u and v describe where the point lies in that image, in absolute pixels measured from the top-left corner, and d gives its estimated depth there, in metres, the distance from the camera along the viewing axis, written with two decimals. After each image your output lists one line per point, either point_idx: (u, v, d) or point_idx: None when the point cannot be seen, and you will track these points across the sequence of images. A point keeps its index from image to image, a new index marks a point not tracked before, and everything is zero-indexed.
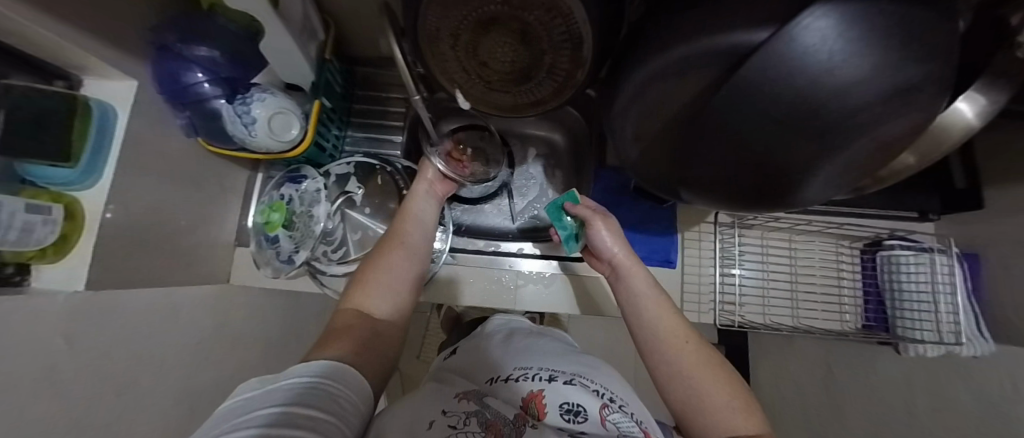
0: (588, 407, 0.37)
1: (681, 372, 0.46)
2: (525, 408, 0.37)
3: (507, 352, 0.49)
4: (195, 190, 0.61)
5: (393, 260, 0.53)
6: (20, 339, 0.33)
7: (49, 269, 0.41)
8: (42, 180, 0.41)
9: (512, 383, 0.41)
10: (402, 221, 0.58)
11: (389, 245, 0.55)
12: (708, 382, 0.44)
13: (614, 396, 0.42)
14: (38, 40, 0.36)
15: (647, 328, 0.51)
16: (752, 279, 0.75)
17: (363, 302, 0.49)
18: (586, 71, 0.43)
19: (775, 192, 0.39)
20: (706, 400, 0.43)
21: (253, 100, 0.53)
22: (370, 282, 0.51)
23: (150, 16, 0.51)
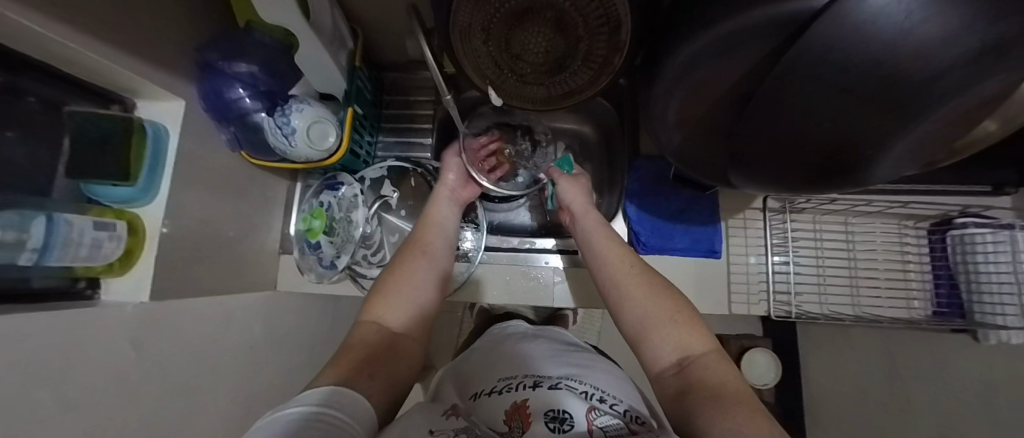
0: (575, 413, 0.33)
1: (634, 299, 0.49)
2: (510, 421, 0.34)
3: (512, 357, 0.47)
4: (240, 202, 0.63)
5: (415, 269, 0.54)
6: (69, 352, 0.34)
7: (117, 281, 0.45)
8: (107, 199, 0.44)
9: (497, 395, 0.39)
10: (425, 225, 0.61)
11: (412, 249, 0.57)
12: (657, 305, 0.47)
13: (604, 396, 0.38)
14: (84, 63, 0.37)
15: (606, 267, 0.54)
16: (806, 268, 0.64)
17: (382, 314, 0.48)
18: (624, 57, 0.40)
19: (854, 175, 0.34)
20: (653, 321, 0.46)
21: (291, 111, 0.54)
22: (387, 291, 0.51)
23: (193, 38, 0.53)
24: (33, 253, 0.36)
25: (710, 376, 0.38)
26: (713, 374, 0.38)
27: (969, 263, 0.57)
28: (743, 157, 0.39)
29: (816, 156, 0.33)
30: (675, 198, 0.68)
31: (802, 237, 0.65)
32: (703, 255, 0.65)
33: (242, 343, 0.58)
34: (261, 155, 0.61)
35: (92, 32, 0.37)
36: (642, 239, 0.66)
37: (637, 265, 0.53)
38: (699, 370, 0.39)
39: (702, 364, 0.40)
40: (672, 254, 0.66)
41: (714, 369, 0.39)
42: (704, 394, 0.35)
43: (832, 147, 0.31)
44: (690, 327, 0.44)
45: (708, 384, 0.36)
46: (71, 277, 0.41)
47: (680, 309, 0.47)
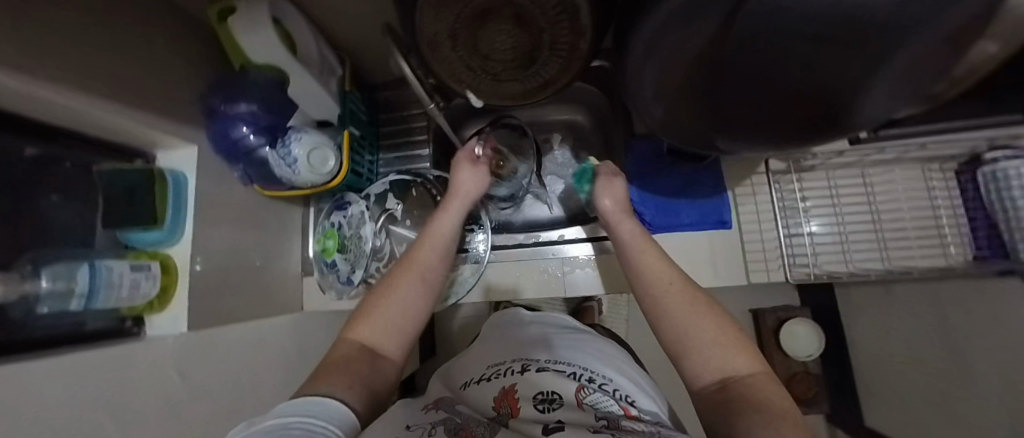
0: (564, 393, 0.36)
1: (674, 311, 0.44)
2: (499, 407, 0.36)
3: (506, 344, 0.50)
4: (259, 232, 0.68)
5: (404, 291, 0.49)
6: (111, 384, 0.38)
7: (158, 317, 0.49)
8: (140, 244, 0.49)
9: (487, 383, 0.41)
10: (424, 243, 0.54)
11: (405, 271, 0.51)
12: (705, 324, 0.42)
13: (594, 376, 0.40)
14: (101, 121, 0.42)
15: (645, 277, 0.49)
16: (825, 230, 0.61)
17: (364, 334, 0.45)
18: (589, 40, 0.40)
19: (835, 119, 0.33)
20: (699, 339, 0.41)
21: (291, 141, 0.58)
22: (376, 314, 0.47)
23: (197, 87, 0.58)
24: (81, 300, 0.40)
25: (763, 398, 0.34)
26: (763, 394, 0.34)
27: (1002, 199, 0.51)
28: (722, 120, 0.38)
29: (791, 106, 0.32)
30: (676, 174, 0.67)
31: (815, 196, 0.62)
32: (712, 227, 0.64)
33: (273, 363, 0.62)
34: (270, 186, 0.64)
35: (104, 95, 0.41)
36: (647, 220, 0.65)
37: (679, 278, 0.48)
38: (754, 393, 0.35)
39: (756, 388, 0.35)
40: (680, 231, 0.65)
41: (768, 392, 0.35)
42: (749, 409, 0.32)
43: (804, 95, 0.30)
44: (740, 348, 0.40)
45: (760, 403, 0.33)
46: (120, 315, 0.47)
47: (726, 328, 0.42)
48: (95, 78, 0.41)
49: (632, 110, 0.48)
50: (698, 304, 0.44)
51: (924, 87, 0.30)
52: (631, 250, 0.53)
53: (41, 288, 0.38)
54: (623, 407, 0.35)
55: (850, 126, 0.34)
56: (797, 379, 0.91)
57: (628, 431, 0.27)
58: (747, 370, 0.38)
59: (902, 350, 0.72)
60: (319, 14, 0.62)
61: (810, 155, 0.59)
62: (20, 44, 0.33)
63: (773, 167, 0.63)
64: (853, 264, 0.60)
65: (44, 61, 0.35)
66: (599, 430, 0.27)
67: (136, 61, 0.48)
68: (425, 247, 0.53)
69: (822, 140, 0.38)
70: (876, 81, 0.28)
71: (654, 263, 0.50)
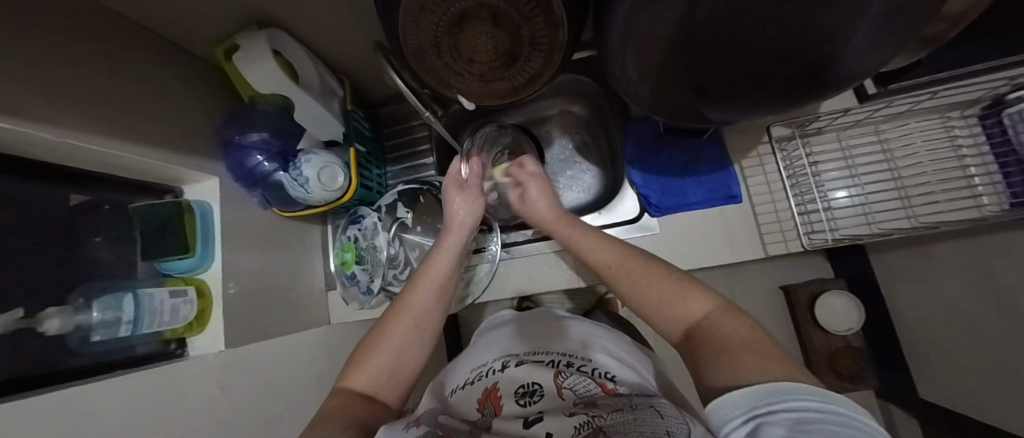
0: (543, 382, 0.42)
1: (628, 283, 0.48)
2: (483, 408, 0.40)
3: (498, 343, 0.55)
4: (283, 252, 0.72)
5: (400, 339, 0.49)
6: (152, 403, 0.41)
7: (198, 338, 0.54)
8: (176, 271, 0.53)
9: (470, 386, 0.45)
10: (418, 286, 0.55)
11: (399, 316, 0.52)
12: (645, 281, 0.47)
13: (572, 360, 0.46)
14: (121, 162, 0.46)
15: (600, 267, 0.54)
16: (839, 191, 0.59)
17: (361, 382, 0.45)
18: (566, 31, 0.41)
19: (819, 71, 0.33)
20: (651, 300, 0.45)
21: (301, 163, 0.61)
22: (371, 361, 0.47)
23: (212, 123, 0.63)
24: (128, 325, 0.45)
25: (724, 333, 0.36)
26: (723, 327, 0.37)
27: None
28: (709, 89, 0.38)
29: (770, 65, 0.32)
30: (678, 152, 0.66)
31: (826, 159, 0.61)
32: (722, 202, 0.62)
33: (308, 374, 0.66)
34: (289, 208, 0.68)
35: (121, 136, 0.46)
36: (653, 202, 0.64)
37: (622, 258, 0.51)
38: (711, 333, 0.37)
39: (712, 326, 0.37)
40: (689, 210, 0.64)
41: (720, 323, 0.37)
42: (713, 350, 0.34)
43: (782, 54, 0.30)
44: (686, 291, 0.42)
45: (718, 338, 0.35)
46: (164, 339, 0.51)
47: (666, 276, 0.45)
48: (113, 122, 0.45)
49: (621, 93, 0.49)
50: (639, 268, 0.48)
51: (915, 27, 0.28)
52: (578, 247, 0.58)
53: (93, 318, 0.43)
54: (601, 384, 0.41)
55: (841, 76, 0.33)
56: (838, 354, 0.87)
57: (599, 410, 0.34)
58: (700, 309, 0.40)
59: (948, 312, 0.68)
60: (314, 40, 0.65)
61: (812, 117, 0.57)
62: (35, 99, 0.37)
63: (778, 134, 0.61)
64: (875, 224, 0.57)
65: (60, 111, 0.39)
66: (575, 414, 0.34)
67: (152, 105, 0.52)
68: (419, 293, 0.54)
69: (819, 97, 0.37)
70: (857, 27, 0.27)
71: (595, 249, 0.55)
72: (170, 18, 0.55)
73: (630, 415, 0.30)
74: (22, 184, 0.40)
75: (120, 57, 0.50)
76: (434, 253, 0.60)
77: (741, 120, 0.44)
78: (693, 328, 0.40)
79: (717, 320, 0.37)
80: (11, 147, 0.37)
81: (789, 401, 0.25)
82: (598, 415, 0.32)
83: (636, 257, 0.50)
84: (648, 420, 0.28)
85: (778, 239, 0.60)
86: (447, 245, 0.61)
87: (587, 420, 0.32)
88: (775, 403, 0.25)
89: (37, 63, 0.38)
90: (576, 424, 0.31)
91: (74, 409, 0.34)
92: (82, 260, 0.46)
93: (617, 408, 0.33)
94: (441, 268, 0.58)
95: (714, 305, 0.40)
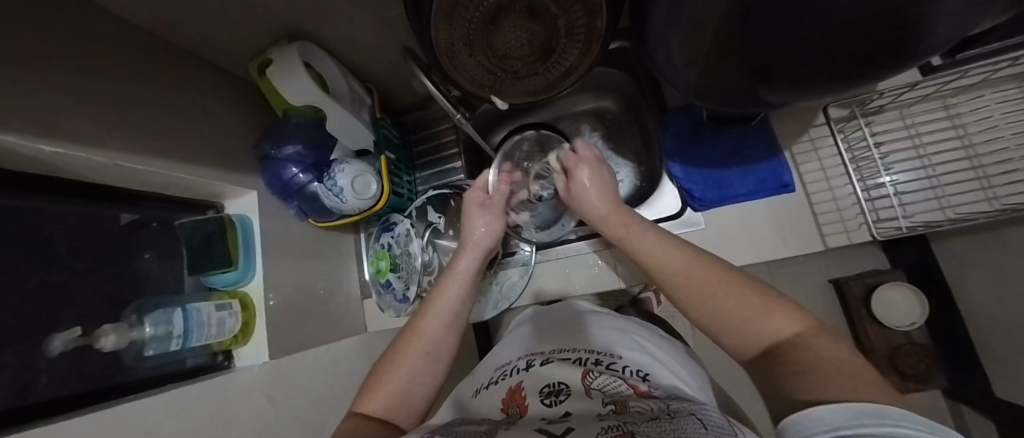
0: (570, 382, 0.39)
1: (703, 296, 0.39)
2: (508, 409, 0.38)
3: (527, 338, 0.52)
4: (318, 260, 0.73)
5: (409, 367, 0.45)
6: (208, 415, 0.42)
7: (244, 350, 0.55)
8: (221, 285, 0.55)
9: (494, 387, 0.42)
10: (428, 311, 0.50)
11: (409, 344, 0.47)
12: (712, 295, 0.38)
13: (600, 357, 0.43)
14: (172, 180, 0.48)
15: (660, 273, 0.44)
16: (904, 175, 0.55)
17: (371, 402, 0.41)
18: (604, 17, 0.40)
19: (894, 46, 0.29)
20: (725, 318, 0.36)
21: (335, 173, 0.62)
22: (381, 383, 0.43)
23: (249, 138, 0.64)
24: (179, 339, 0.46)
25: (811, 358, 0.28)
26: (814, 351, 0.29)
27: None
28: (764, 69, 0.36)
29: (835, 42, 0.29)
30: (720, 142, 0.63)
31: (890, 139, 0.56)
32: (772, 192, 0.58)
33: (347, 383, 0.66)
34: (323, 218, 0.69)
35: (169, 156, 0.48)
36: (697, 195, 0.61)
37: (688, 270, 0.42)
38: (797, 350, 0.30)
39: (793, 354, 0.30)
40: (736, 202, 0.60)
41: (814, 347, 0.30)
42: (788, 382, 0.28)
43: (848, 28, 0.28)
44: (768, 307, 0.34)
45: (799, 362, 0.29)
46: (213, 351, 0.52)
47: (735, 293, 0.37)
48: (160, 142, 0.47)
49: (663, 78, 0.47)
50: (692, 260, 0.42)
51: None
52: (643, 253, 0.47)
53: (146, 333, 0.44)
54: (632, 383, 0.37)
55: (921, 50, 0.30)
56: (902, 352, 0.79)
57: (631, 417, 0.30)
58: (774, 329, 0.33)
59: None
60: (342, 51, 0.66)
61: (873, 95, 0.53)
62: (83, 123, 0.39)
63: (834, 116, 0.57)
64: (947, 208, 0.52)
65: (108, 134, 0.41)
66: (605, 419, 0.30)
67: (196, 123, 0.55)
68: (429, 319, 0.49)
69: (886, 73, 0.34)
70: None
71: (657, 260, 0.45)
72: (206, 38, 0.57)
73: (667, 423, 0.26)
74: (76, 205, 0.43)
75: (161, 78, 0.52)
76: (448, 274, 0.55)
77: (795, 103, 0.41)
78: (771, 348, 0.33)
79: (811, 344, 0.30)
80: (64, 169, 0.39)
81: (891, 423, 0.18)
82: (631, 421, 0.28)
83: (707, 269, 0.40)
84: (686, 428, 0.24)
85: (839, 228, 0.55)
86: (461, 263, 0.57)
87: (617, 424, 0.28)
88: (872, 422, 0.19)
89: (85, 88, 0.40)
90: (605, 430, 0.27)
91: (135, 422, 0.35)
92: (135, 278, 0.48)
93: (651, 415, 0.29)
94: (455, 291, 0.53)
95: (789, 327, 0.32)
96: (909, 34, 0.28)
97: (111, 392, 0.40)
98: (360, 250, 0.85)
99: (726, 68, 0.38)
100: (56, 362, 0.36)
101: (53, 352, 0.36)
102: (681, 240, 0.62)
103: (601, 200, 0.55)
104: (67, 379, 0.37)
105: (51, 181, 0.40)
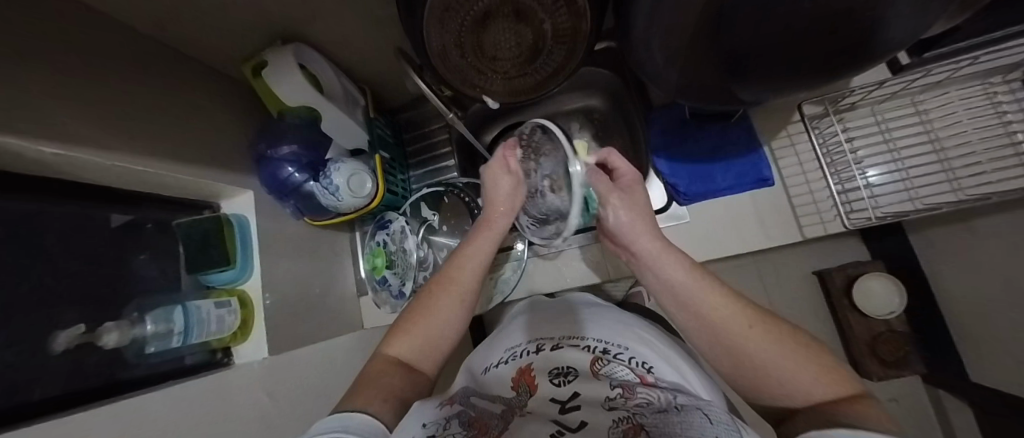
0: (579, 366, 0.41)
1: (751, 348, 0.36)
2: (517, 387, 0.40)
3: (531, 322, 0.55)
4: (314, 259, 0.73)
5: (444, 311, 0.48)
6: (220, 409, 0.45)
7: (243, 347, 0.56)
8: (219, 283, 0.56)
9: (504, 365, 0.45)
10: (463, 262, 0.51)
11: (443, 290, 0.49)
12: (753, 349, 0.36)
13: (608, 347, 0.44)
14: (171, 181, 0.49)
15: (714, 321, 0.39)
16: (878, 167, 0.57)
17: (401, 349, 0.45)
18: (588, 20, 0.42)
19: (852, 47, 0.32)
20: (769, 367, 0.35)
21: (331, 172, 0.63)
22: (413, 327, 0.47)
23: (243, 139, 0.65)
24: (179, 336, 0.47)
25: (851, 414, 0.28)
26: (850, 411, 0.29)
27: None
28: (738, 68, 0.38)
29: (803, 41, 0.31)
30: (704, 138, 0.65)
31: (862, 134, 0.59)
32: (754, 186, 0.61)
33: (345, 379, 0.67)
34: (319, 217, 0.70)
35: (167, 157, 0.49)
36: (682, 190, 0.63)
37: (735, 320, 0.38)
38: (845, 407, 0.30)
39: (837, 410, 0.30)
40: (719, 196, 0.63)
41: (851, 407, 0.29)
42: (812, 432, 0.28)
43: (808, 31, 0.30)
44: (825, 374, 0.33)
45: (839, 416, 0.28)
46: (211, 349, 0.54)
47: (781, 346, 0.35)
48: (155, 143, 0.48)
49: (647, 77, 0.49)
50: (723, 300, 0.40)
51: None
52: (678, 289, 0.42)
53: (147, 330, 0.46)
54: (639, 374, 0.39)
55: (876, 51, 0.32)
56: (881, 340, 0.83)
57: (639, 405, 0.31)
58: (820, 393, 0.33)
59: (998, 289, 0.64)
60: (335, 51, 0.67)
61: (845, 93, 0.56)
62: (80, 124, 0.39)
63: (808, 113, 0.60)
64: (918, 198, 0.55)
65: (105, 135, 0.42)
66: (615, 406, 0.32)
67: (191, 124, 0.55)
68: (462, 269, 0.51)
69: (852, 70, 0.36)
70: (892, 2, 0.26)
71: (719, 305, 0.40)
72: (199, 39, 0.57)
73: (675, 415, 0.28)
74: (71, 206, 0.43)
75: (154, 79, 0.52)
76: (480, 228, 0.54)
77: (771, 100, 0.43)
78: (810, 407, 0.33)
79: (856, 405, 0.30)
80: (65, 170, 0.40)
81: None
82: (638, 411, 0.30)
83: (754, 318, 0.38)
84: (693, 422, 0.27)
85: (816, 217, 0.58)
86: (493, 216, 0.55)
87: (627, 413, 0.30)
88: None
89: (81, 90, 0.41)
90: (614, 417, 0.29)
91: (157, 417, 0.38)
92: (132, 277, 0.49)
93: (658, 406, 0.31)
94: (485, 243, 0.53)
95: (840, 394, 0.32)
96: (862, 36, 0.30)
97: (113, 389, 0.41)
98: (355, 248, 0.86)
99: (705, 66, 0.40)
100: (59, 359, 0.37)
101: (58, 348, 0.37)
102: (669, 233, 0.64)
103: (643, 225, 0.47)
104: (69, 376, 0.37)
105: (52, 183, 0.41)
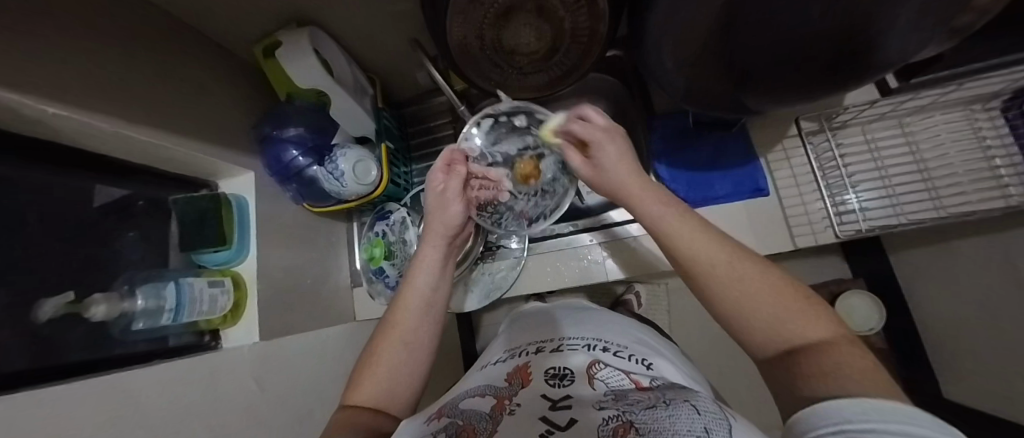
0: (575, 368, 0.39)
1: (717, 289, 0.35)
2: (511, 379, 0.39)
3: (532, 327, 0.55)
4: (309, 246, 0.72)
5: (393, 361, 0.43)
6: (202, 401, 0.42)
7: (233, 332, 0.55)
8: (213, 264, 0.54)
9: (506, 362, 0.44)
10: (399, 307, 0.47)
11: (386, 337, 0.45)
12: (738, 288, 0.34)
13: (607, 345, 0.44)
14: (175, 155, 0.49)
15: (681, 258, 0.38)
16: (867, 183, 0.60)
17: (364, 390, 0.41)
18: (607, 23, 0.45)
19: (854, 65, 0.34)
20: (754, 316, 0.32)
21: (337, 157, 0.63)
22: (372, 366, 0.43)
23: (248, 119, 0.65)
24: (171, 313, 0.46)
25: (831, 363, 0.27)
26: (832, 362, 0.27)
27: None
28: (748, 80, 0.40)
29: (806, 58, 0.34)
30: (705, 148, 0.68)
31: (852, 152, 0.62)
32: (749, 195, 0.63)
33: (333, 369, 0.65)
34: (319, 203, 0.70)
35: (174, 131, 0.48)
36: (681, 195, 0.66)
37: (722, 257, 0.36)
38: (834, 357, 0.27)
39: (816, 357, 0.28)
40: (716, 203, 0.65)
41: (834, 354, 0.27)
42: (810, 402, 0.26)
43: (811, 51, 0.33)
44: (801, 312, 0.31)
45: (823, 368, 0.27)
46: (199, 331, 0.52)
47: (763, 286, 0.33)
48: (158, 112, 0.47)
49: (658, 82, 0.52)
50: (695, 232, 0.38)
51: (944, 30, 0.30)
52: (668, 230, 0.39)
53: (137, 306, 0.44)
54: (634, 378, 0.37)
55: (874, 70, 0.35)
56: None
57: (628, 404, 0.31)
58: (805, 332, 0.30)
59: (973, 308, 0.67)
60: (347, 39, 0.67)
61: (840, 110, 0.59)
62: (83, 90, 0.38)
63: (805, 127, 0.63)
64: (902, 214, 0.58)
65: (110, 102, 0.41)
66: (604, 406, 0.30)
67: (198, 100, 0.55)
68: (402, 311, 0.47)
69: (848, 86, 0.38)
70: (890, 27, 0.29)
71: (684, 241, 0.38)
72: (208, 12, 0.57)
73: (663, 412, 0.28)
74: (67, 173, 0.42)
75: (164, 53, 0.52)
76: (415, 266, 0.51)
77: (773, 110, 0.46)
78: (793, 349, 0.30)
79: (827, 348, 0.28)
80: (69, 136, 0.39)
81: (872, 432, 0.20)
82: (629, 410, 0.29)
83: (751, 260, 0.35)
84: (682, 416, 0.26)
85: (809, 231, 0.60)
86: (424, 251, 0.52)
87: (616, 412, 0.29)
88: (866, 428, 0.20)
89: (89, 57, 0.40)
90: (605, 417, 0.28)
91: (129, 407, 0.35)
92: (118, 253, 0.47)
93: (649, 403, 0.30)
94: (424, 277, 0.50)
95: (809, 337, 0.30)
96: (861, 57, 0.33)
97: (96, 364, 0.39)
98: (352, 238, 0.85)
99: (716, 76, 0.43)
100: (42, 328, 0.35)
101: (43, 316, 0.36)
102: None
103: (626, 165, 0.44)
104: (47, 346, 0.35)
105: (51, 148, 0.40)
